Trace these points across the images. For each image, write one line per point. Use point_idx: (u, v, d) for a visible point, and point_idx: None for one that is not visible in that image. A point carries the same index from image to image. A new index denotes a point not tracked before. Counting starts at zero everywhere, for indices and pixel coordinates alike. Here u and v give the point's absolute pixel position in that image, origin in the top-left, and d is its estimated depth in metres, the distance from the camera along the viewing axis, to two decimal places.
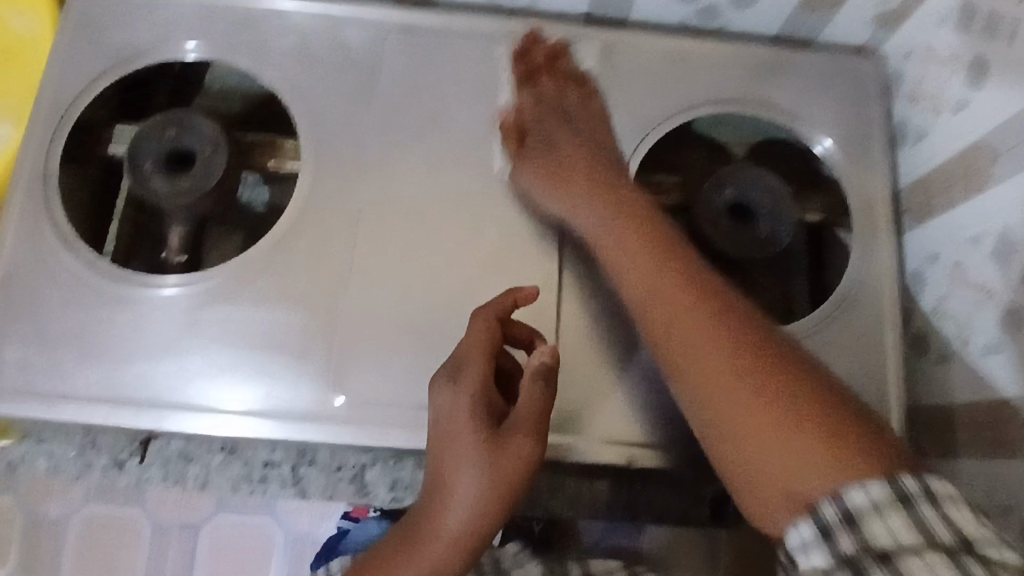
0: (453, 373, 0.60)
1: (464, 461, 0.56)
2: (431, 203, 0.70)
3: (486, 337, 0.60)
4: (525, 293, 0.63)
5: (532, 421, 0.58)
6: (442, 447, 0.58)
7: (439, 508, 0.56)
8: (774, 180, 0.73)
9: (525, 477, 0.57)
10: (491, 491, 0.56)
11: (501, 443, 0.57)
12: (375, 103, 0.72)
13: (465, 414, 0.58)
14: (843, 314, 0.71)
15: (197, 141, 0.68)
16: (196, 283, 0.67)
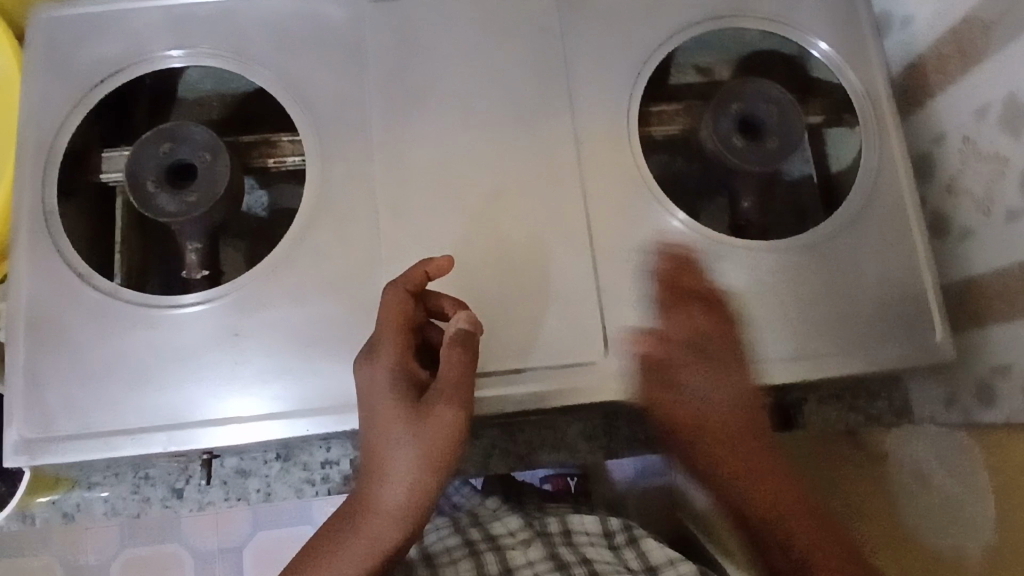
0: (371, 351, 0.61)
1: (392, 437, 0.58)
2: (455, 170, 0.68)
3: (398, 311, 0.60)
4: (436, 263, 0.62)
5: (453, 387, 0.59)
6: (370, 425, 0.59)
7: (375, 485, 0.58)
8: (775, 89, 0.71)
9: (454, 442, 0.59)
10: (422, 459, 0.58)
11: (425, 414, 0.58)
12: (369, 78, 0.70)
13: (386, 391, 0.59)
14: (868, 210, 0.70)
15: (193, 151, 0.68)
16: (219, 297, 0.65)
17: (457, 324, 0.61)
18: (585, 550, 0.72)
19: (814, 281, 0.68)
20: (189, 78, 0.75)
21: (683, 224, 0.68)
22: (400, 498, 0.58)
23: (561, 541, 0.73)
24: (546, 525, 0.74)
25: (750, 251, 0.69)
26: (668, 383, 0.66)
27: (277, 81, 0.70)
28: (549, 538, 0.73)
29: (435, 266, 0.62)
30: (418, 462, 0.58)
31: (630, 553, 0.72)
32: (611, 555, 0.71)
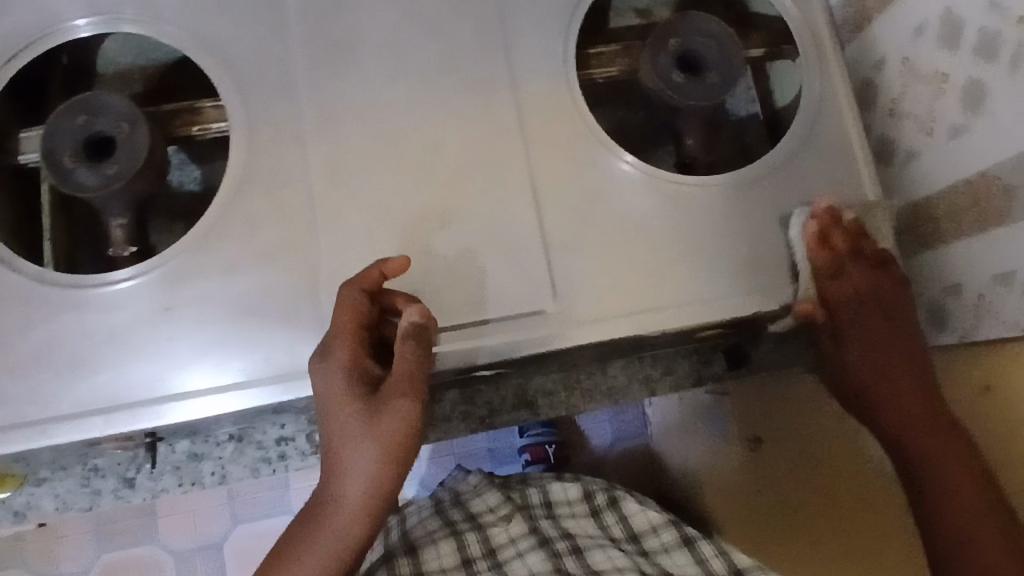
0: (325, 350, 0.59)
1: (351, 438, 0.58)
2: (389, 123, 0.65)
3: (352, 314, 0.58)
4: (393, 262, 0.59)
5: (407, 384, 0.58)
6: (327, 430, 0.59)
7: (337, 487, 0.59)
8: (713, 22, 0.69)
9: (410, 438, 0.58)
10: (381, 455, 0.58)
11: (379, 412, 0.58)
12: (287, 31, 0.66)
13: (341, 392, 0.58)
14: (816, 138, 0.69)
15: (110, 121, 0.64)
16: (149, 271, 0.62)
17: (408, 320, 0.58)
18: (566, 522, 0.85)
19: (764, 213, 0.67)
20: (109, 50, 0.73)
21: (632, 166, 0.67)
22: (360, 497, 0.59)
23: (541, 512, 0.86)
24: (527, 497, 0.87)
25: (700, 188, 0.67)
26: (626, 326, 0.65)
27: (194, 41, 0.66)
28: (530, 511, 0.86)
29: (392, 267, 0.59)
30: (375, 460, 0.58)
31: (611, 521, 0.85)
32: (591, 525, 0.85)
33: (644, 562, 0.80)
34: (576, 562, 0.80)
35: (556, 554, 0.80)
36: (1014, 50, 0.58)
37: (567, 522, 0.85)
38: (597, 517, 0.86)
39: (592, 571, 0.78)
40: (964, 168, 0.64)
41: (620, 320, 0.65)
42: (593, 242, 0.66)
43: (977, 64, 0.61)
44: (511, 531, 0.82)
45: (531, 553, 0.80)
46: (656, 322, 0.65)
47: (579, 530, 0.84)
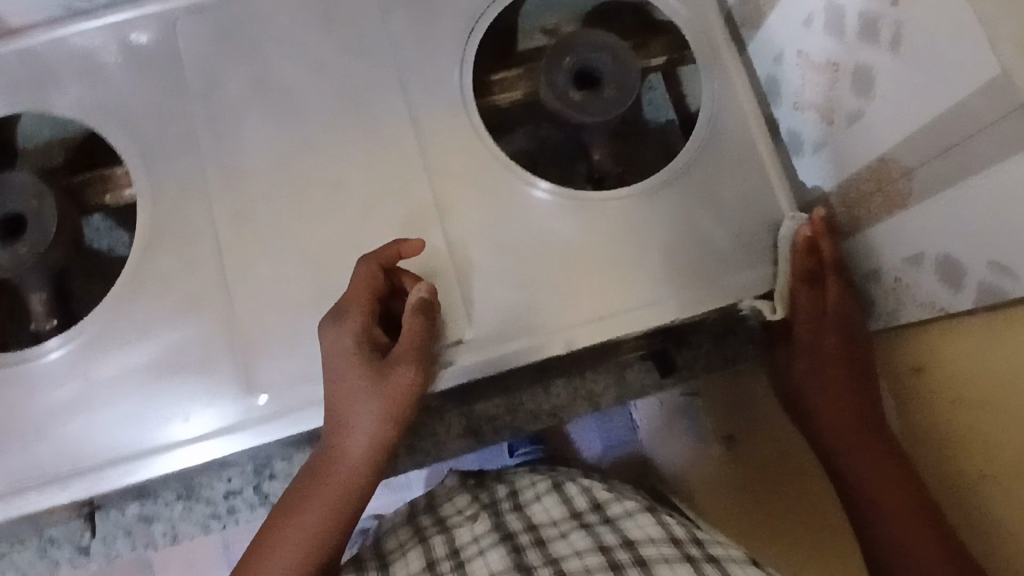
0: (337, 315, 0.60)
1: (359, 398, 0.58)
2: (289, 168, 0.65)
3: (369, 283, 0.59)
4: (411, 244, 0.61)
5: (415, 353, 0.59)
6: (333, 391, 0.59)
7: (340, 446, 0.59)
8: (608, 34, 0.69)
9: (412, 405, 0.60)
10: (386, 418, 0.59)
11: (387, 377, 0.59)
12: (184, 93, 0.67)
13: (351, 354, 0.58)
14: (716, 140, 0.70)
15: (19, 199, 0.64)
16: (75, 337, 0.62)
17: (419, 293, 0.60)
18: (534, 511, 0.70)
19: (676, 220, 0.68)
20: (28, 124, 0.71)
21: (546, 192, 0.67)
22: (359, 457, 0.59)
23: (508, 507, 0.71)
24: (495, 494, 0.75)
25: (613, 201, 0.67)
26: (548, 347, 0.65)
27: (95, 112, 0.67)
28: (496, 507, 0.72)
29: (410, 246, 0.61)
30: (379, 422, 0.59)
31: (574, 494, 0.70)
32: (559, 505, 0.69)
33: (603, 532, 0.63)
34: (538, 553, 0.62)
35: (518, 548, 0.64)
36: (892, 31, 0.57)
37: (535, 512, 0.69)
38: (559, 491, 0.71)
39: (551, 560, 0.61)
40: (867, 152, 0.64)
41: (540, 341, 0.65)
42: (510, 267, 0.65)
43: (862, 51, 0.61)
44: (477, 528, 0.68)
45: (493, 549, 0.65)
46: (577, 339, 0.65)
47: (543, 516, 0.68)
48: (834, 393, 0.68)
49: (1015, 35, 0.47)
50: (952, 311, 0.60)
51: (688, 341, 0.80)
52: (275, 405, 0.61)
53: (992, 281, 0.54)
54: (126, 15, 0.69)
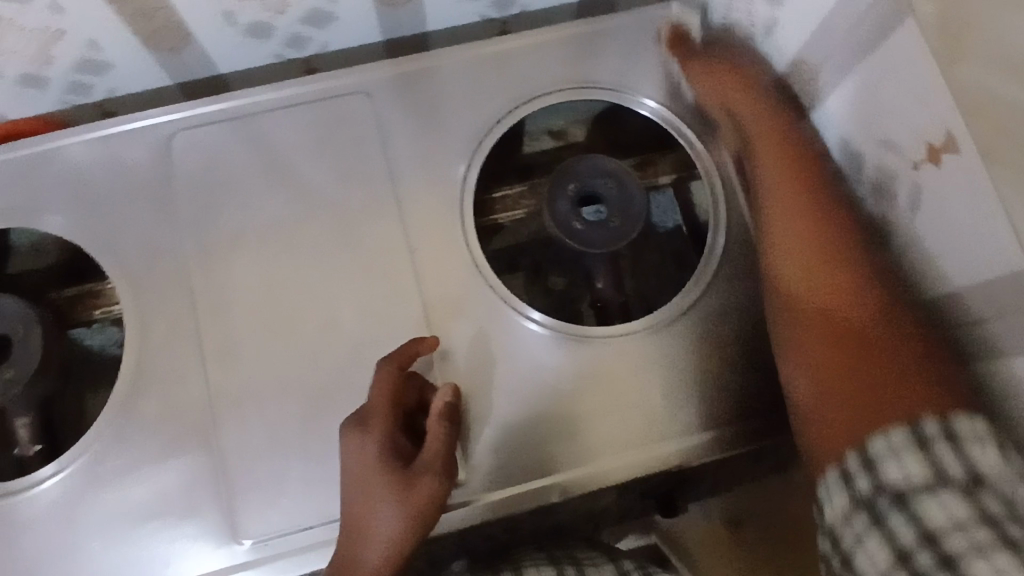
0: (359, 420, 0.57)
1: (378, 501, 0.54)
2: (285, 293, 0.65)
3: (391, 386, 0.58)
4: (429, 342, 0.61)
5: (440, 460, 0.55)
6: (351, 495, 0.55)
7: (356, 554, 0.53)
8: (611, 160, 0.69)
9: (434, 514, 0.54)
10: (405, 525, 0.53)
11: (409, 482, 0.54)
12: (178, 214, 0.66)
13: (371, 458, 0.55)
14: (721, 276, 0.68)
15: (6, 323, 0.64)
16: (67, 466, 0.61)
17: (442, 398, 0.58)
18: None
19: (678, 359, 0.66)
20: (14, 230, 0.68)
21: (538, 324, 0.66)
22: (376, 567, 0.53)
23: None
24: None
25: (616, 337, 0.66)
26: (543, 493, 0.63)
27: (85, 230, 0.66)
28: None
29: (426, 345, 0.61)
30: (399, 530, 0.53)
31: None
32: None
33: None
34: None
35: None
36: (910, 191, 0.54)
37: None
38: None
39: None
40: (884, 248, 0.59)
41: (534, 488, 0.63)
42: (505, 407, 0.64)
43: (876, 199, 0.58)
44: None
45: None
46: (571, 485, 0.63)
47: None
48: (835, 387, 0.56)
49: None
50: None
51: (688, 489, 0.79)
52: (259, 551, 0.60)
53: None
54: (120, 130, 0.68)
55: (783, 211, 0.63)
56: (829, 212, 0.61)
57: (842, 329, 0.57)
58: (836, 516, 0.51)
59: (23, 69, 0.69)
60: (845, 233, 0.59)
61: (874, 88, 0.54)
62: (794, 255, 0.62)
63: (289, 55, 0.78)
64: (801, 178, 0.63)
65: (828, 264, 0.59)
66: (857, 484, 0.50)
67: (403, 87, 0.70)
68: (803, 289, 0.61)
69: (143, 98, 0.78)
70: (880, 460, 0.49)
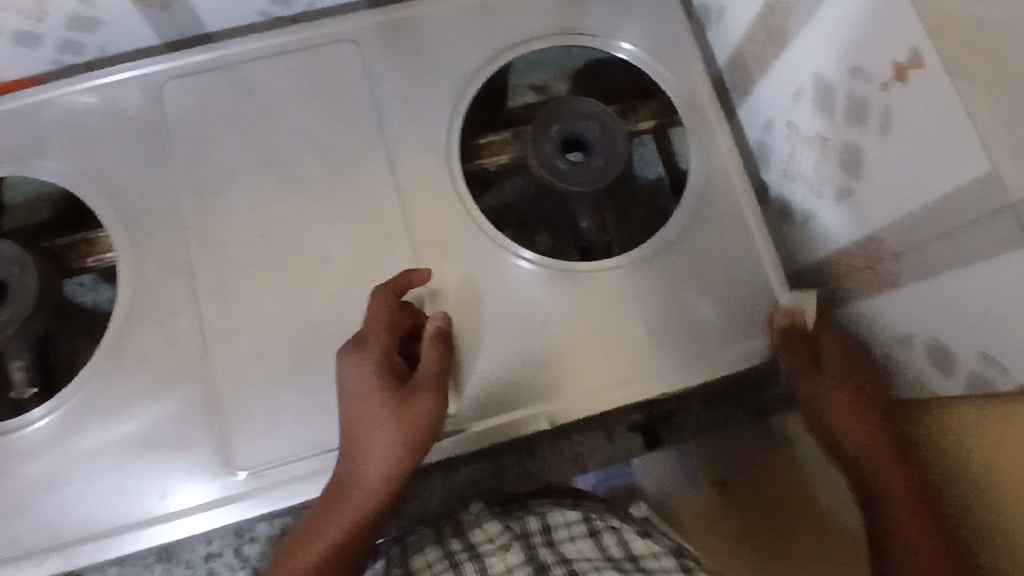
0: (358, 344, 0.60)
1: (376, 422, 0.58)
2: (278, 232, 0.66)
3: (387, 313, 0.60)
4: (421, 272, 0.63)
5: (434, 381, 0.59)
6: (350, 414, 0.59)
7: (355, 469, 0.58)
8: (595, 104, 0.71)
9: (428, 434, 0.59)
10: (401, 443, 0.58)
11: (405, 403, 0.58)
12: (170, 159, 0.67)
13: (369, 380, 0.58)
14: (703, 212, 0.70)
15: (1, 266, 0.65)
16: (60, 405, 0.62)
17: (435, 323, 0.61)
18: (566, 550, 0.64)
19: (661, 292, 0.68)
20: (13, 180, 0.69)
21: (529, 262, 0.68)
22: (375, 480, 0.58)
23: (540, 543, 0.65)
24: (525, 525, 0.67)
25: (600, 272, 0.68)
26: (533, 421, 0.65)
27: (76, 176, 0.67)
28: (528, 541, 0.65)
29: (419, 275, 0.63)
30: (395, 449, 0.58)
31: (608, 540, 0.65)
32: (592, 548, 0.64)
33: None
34: None
35: None
36: (881, 115, 0.56)
37: (569, 550, 0.64)
38: (595, 538, 0.65)
39: None
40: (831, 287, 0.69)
41: (522, 416, 0.65)
42: (491, 340, 0.66)
43: (849, 130, 0.61)
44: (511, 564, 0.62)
45: None
46: (560, 415, 0.65)
47: (576, 559, 0.63)
48: (911, 544, 0.59)
49: (1008, 139, 0.44)
50: (943, 396, 0.58)
51: (673, 416, 0.84)
52: (257, 480, 0.61)
53: (980, 372, 0.53)
54: (113, 79, 0.69)
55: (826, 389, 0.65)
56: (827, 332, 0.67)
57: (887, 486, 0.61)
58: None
59: (17, 25, 0.70)
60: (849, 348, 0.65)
61: (842, 21, 0.57)
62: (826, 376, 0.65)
63: (277, 14, 0.80)
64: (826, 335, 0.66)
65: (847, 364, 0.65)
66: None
67: (389, 38, 0.72)
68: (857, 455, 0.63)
69: (133, 56, 0.80)
70: None
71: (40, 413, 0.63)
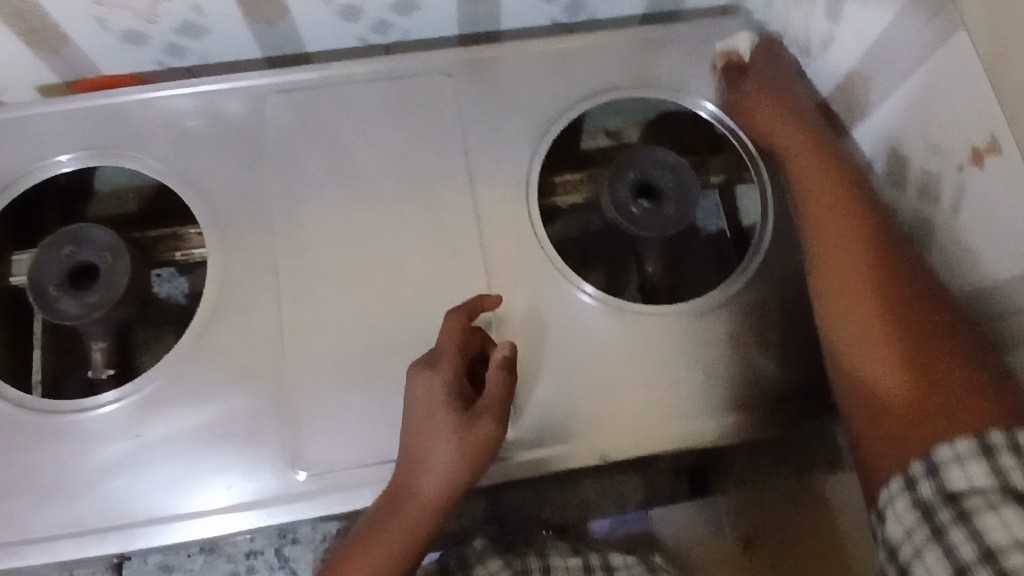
0: (429, 361, 0.62)
1: (440, 439, 0.60)
2: (360, 243, 0.69)
3: (460, 335, 0.63)
4: (492, 298, 0.66)
5: (498, 406, 0.61)
6: (413, 428, 0.61)
7: (413, 482, 0.60)
8: (669, 154, 0.74)
9: (488, 455, 0.61)
10: (460, 461, 0.59)
11: (468, 423, 0.60)
12: (264, 165, 0.71)
13: (438, 397, 0.60)
14: (768, 269, 0.73)
15: (95, 252, 0.68)
16: (133, 393, 0.65)
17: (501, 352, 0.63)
18: None
19: (719, 342, 0.70)
20: (105, 170, 0.73)
21: (592, 297, 0.70)
22: (431, 496, 0.59)
23: None
24: (525, 562, 0.67)
25: (663, 316, 0.70)
26: (587, 454, 0.66)
27: (173, 172, 0.71)
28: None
29: (489, 301, 0.66)
30: (456, 466, 0.59)
31: None
32: None
33: None
34: None
35: None
36: (954, 194, 0.59)
37: None
38: None
39: None
40: None
41: (577, 449, 0.66)
42: (551, 371, 0.67)
43: (922, 202, 0.63)
44: None
45: None
46: (614, 452, 0.66)
47: None
48: (898, 408, 0.56)
49: None
50: None
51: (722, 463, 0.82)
52: (314, 484, 0.63)
53: None
54: (218, 87, 0.74)
55: (853, 328, 0.60)
56: (853, 203, 0.65)
57: (887, 355, 0.58)
58: (894, 531, 0.53)
59: (128, 24, 0.75)
60: (869, 224, 0.64)
61: (924, 99, 0.60)
62: (829, 259, 0.64)
63: (372, 41, 0.84)
64: (839, 200, 0.65)
65: (853, 224, 0.64)
66: (921, 491, 0.52)
67: (479, 71, 0.76)
68: (849, 325, 0.61)
69: (232, 67, 0.84)
70: (944, 466, 0.52)
71: (112, 398, 0.65)
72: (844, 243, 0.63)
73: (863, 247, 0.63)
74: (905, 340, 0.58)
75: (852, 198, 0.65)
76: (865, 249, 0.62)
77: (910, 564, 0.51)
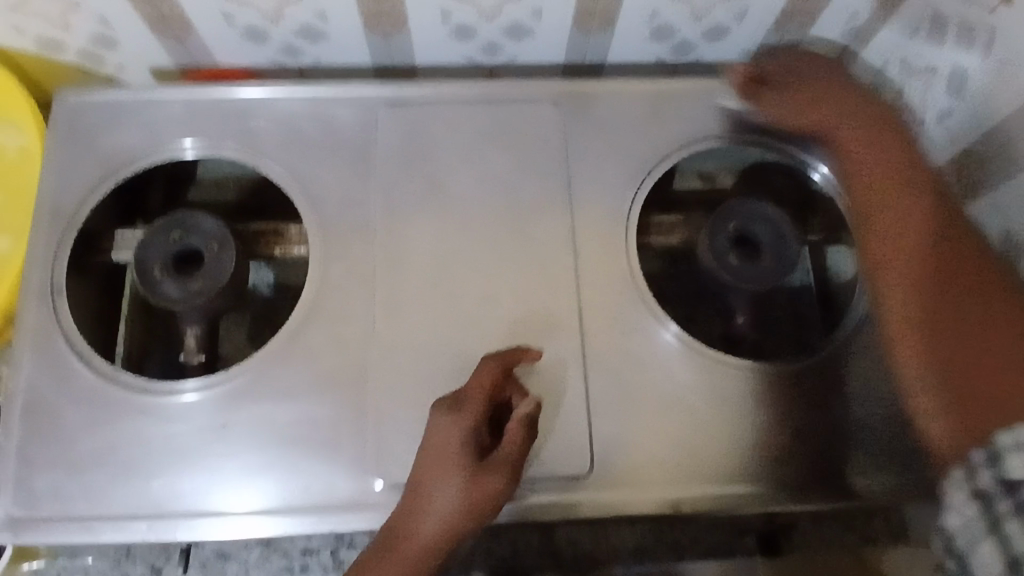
0: (452, 405, 0.61)
1: (446, 483, 0.59)
2: (456, 262, 0.70)
3: (489, 382, 0.62)
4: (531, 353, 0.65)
5: (511, 462, 0.60)
6: (421, 466, 0.60)
7: (412, 523, 0.59)
8: (773, 210, 0.73)
9: (489, 508, 0.59)
10: (463, 509, 0.58)
11: (477, 473, 0.59)
12: (371, 173, 0.73)
13: (455, 441, 0.60)
14: (862, 333, 0.71)
15: (202, 239, 0.70)
16: (217, 385, 0.66)
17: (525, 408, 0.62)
18: None
19: (806, 403, 0.68)
20: (214, 161, 0.75)
21: (674, 337, 0.69)
22: (427, 540, 0.58)
23: None
24: None
25: (748, 370, 0.69)
26: (661, 501, 0.65)
27: (281, 170, 0.73)
28: None
29: (528, 356, 0.65)
30: (457, 513, 0.58)
31: None
32: None
33: None
34: None
35: None
36: None
37: None
38: None
39: None
40: None
41: (653, 496, 0.65)
42: (628, 412, 0.67)
43: None
44: None
45: None
46: (687, 502, 0.65)
47: None
48: (938, 338, 0.59)
49: None
50: None
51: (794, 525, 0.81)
52: (391, 496, 0.63)
53: None
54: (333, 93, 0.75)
55: (890, 277, 0.64)
56: (886, 156, 0.68)
57: (929, 293, 0.61)
58: (953, 521, 0.52)
59: (253, 22, 0.77)
60: (914, 182, 0.66)
61: None
62: (880, 208, 0.67)
63: (479, 62, 0.85)
64: (893, 161, 0.68)
65: (903, 179, 0.66)
66: (980, 480, 0.51)
67: (587, 103, 0.76)
68: (891, 277, 0.64)
69: (340, 72, 0.86)
70: (1006, 454, 0.51)
71: (193, 386, 0.66)
72: (898, 198, 0.66)
73: (906, 197, 0.65)
74: (952, 291, 0.61)
75: (901, 158, 0.68)
76: (909, 200, 0.65)
77: (968, 558, 0.51)
